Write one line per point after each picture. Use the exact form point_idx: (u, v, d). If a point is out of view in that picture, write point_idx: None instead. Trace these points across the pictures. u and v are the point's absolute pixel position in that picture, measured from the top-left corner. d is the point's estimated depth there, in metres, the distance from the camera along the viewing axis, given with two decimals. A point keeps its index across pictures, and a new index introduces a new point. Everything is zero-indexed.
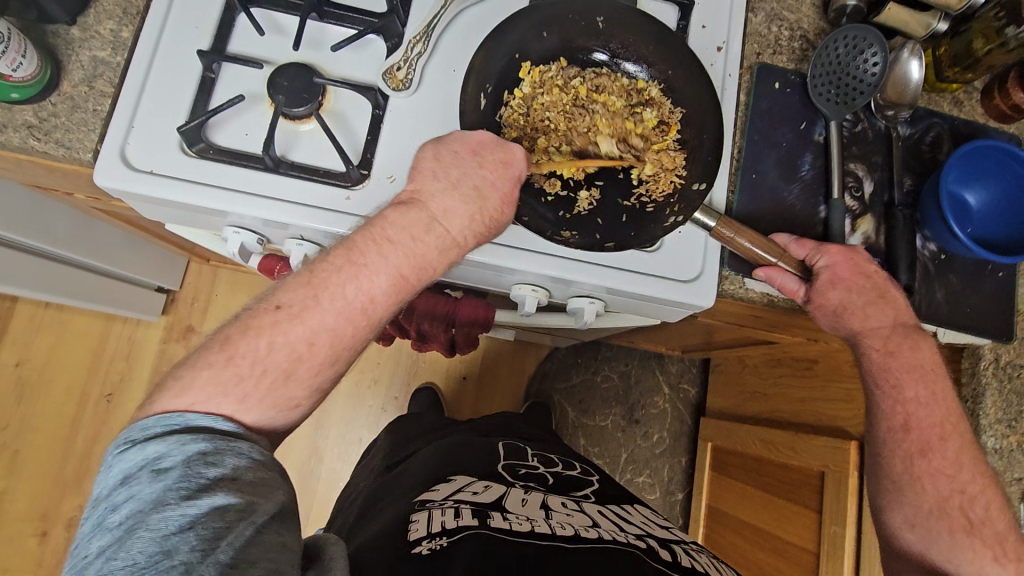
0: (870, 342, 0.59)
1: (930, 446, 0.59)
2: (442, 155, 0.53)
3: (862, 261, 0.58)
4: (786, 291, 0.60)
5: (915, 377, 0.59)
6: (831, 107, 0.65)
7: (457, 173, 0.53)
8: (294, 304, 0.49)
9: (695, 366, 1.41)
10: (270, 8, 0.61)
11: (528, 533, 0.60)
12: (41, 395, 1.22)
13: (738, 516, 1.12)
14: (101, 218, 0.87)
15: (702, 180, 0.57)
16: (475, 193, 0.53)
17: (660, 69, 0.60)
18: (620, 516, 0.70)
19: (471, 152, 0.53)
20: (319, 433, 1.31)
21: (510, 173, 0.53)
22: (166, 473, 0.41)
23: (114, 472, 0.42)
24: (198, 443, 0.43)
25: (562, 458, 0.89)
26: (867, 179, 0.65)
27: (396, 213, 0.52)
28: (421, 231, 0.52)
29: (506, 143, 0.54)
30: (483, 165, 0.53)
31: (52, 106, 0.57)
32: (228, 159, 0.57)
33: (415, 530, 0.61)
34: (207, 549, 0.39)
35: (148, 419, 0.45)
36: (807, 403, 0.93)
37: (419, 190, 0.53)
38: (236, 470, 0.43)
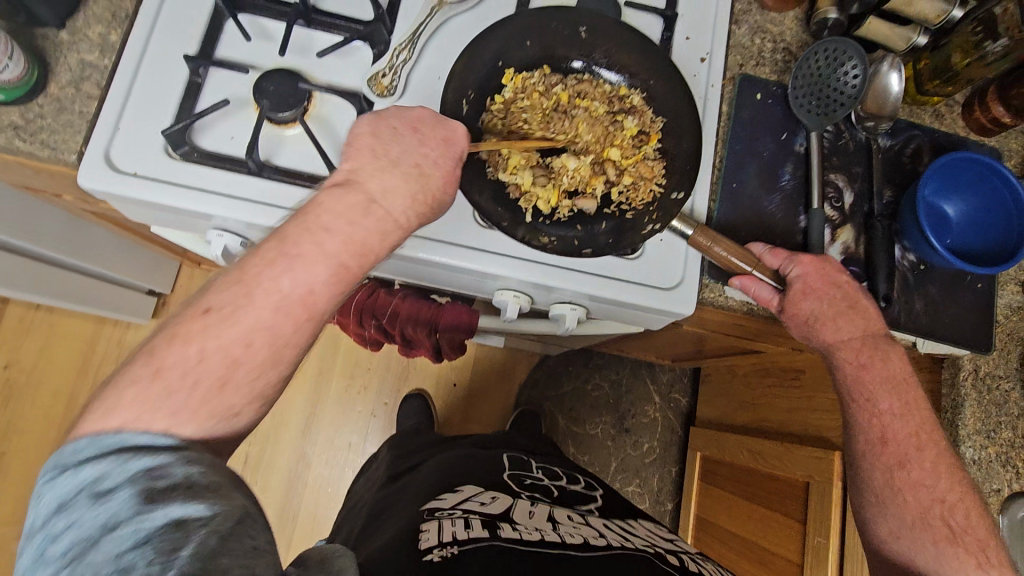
0: (843, 354, 0.60)
1: (909, 458, 0.59)
2: (381, 131, 0.51)
3: (833, 271, 0.59)
4: (760, 300, 0.60)
5: (887, 388, 0.59)
6: (812, 118, 0.65)
7: (397, 151, 0.51)
8: (224, 306, 0.43)
9: (686, 376, 1.41)
10: (258, 14, 0.62)
11: (541, 543, 0.60)
12: (30, 397, 1.22)
13: (723, 527, 1.12)
14: (91, 220, 0.87)
15: (680, 189, 0.59)
16: (417, 170, 0.51)
17: (642, 78, 0.62)
18: (624, 530, 0.71)
19: (411, 129, 0.52)
20: (307, 438, 1.31)
21: (451, 149, 0.52)
22: (108, 496, 0.37)
23: (50, 500, 0.38)
24: (140, 458, 0.39)
25: (566, 472, 0.90)
26: (848, 190, 0.66)
27: (332, 196, 0.48)
28: (358, 214, 0.48)
29: (445, 121, 0.53)
30: (424, 141, 0.52)
31: (39, 107, 0.57)
32: (212, 162, 0.57)
33: (425, 539, 0.60)
34: (167, 563, 0.35)
35: (77, 442, 0.39)
36: (793, 413, 0.93)
37: (355, 171, 0.50)
38: (188, 478, 0.39)
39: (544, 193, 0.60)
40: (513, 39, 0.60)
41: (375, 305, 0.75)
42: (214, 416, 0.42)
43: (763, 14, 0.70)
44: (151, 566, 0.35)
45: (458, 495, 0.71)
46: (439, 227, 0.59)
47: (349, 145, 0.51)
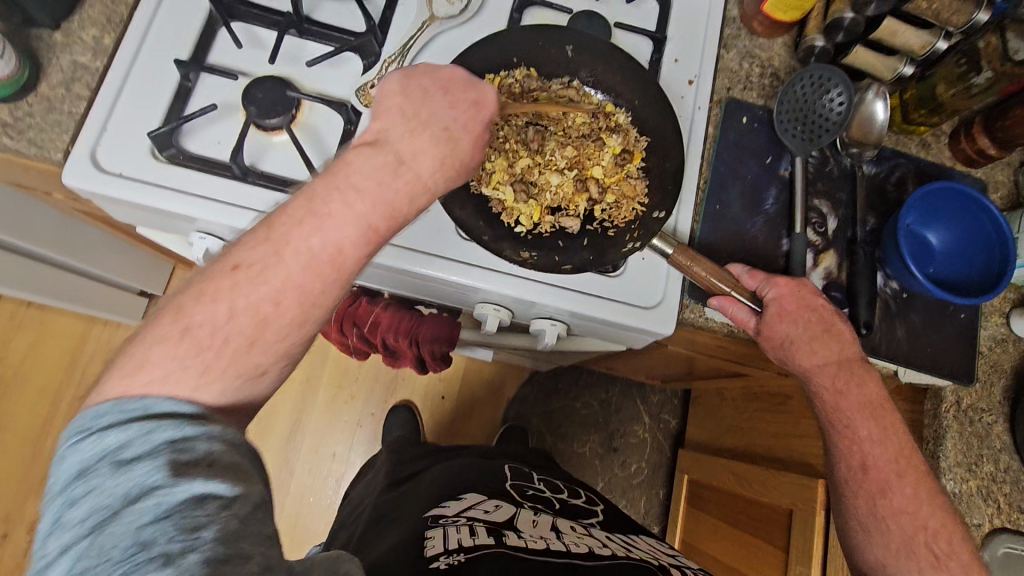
0: (819, 380, 0.59)
1: (889, 485, 0.58)
2: (410, 91, 0.48)
3: (809, 294, 0.58)
4: (737, 320, 0.60)
5: (865, 415, 0.58)
6: (797, 143, 0.66)
7: (427, 114, 0.48)
8: (253, 263, 0.42)
9: (676, 397, 1.40)
10: (250, 22, 0.63)
11: (545, 550, 0.60)
12: (16, 394, 1.21)
13: (707, 552, 1.10)
14: (83, 220, 0.87)
15: (660, 208, 0.59)
16: (446, 134, 0.48)
17: (627, 98, 0.63)
18: (627, 542, 0.70)
19: (441, 90, 0.49)
20: (292, 446, 1.30)
21: (479, 114, 0.49)
22: (131, 466, 0.35)
23: (66, 466, 0.36)
24: (167, 429, 0.37)
25: (568, 485, 0.89)
26: (831, 216, 0.66)
27: (361, 155, 0.45)
28: (387, 175, 0.45)
29: (476, 82, 0.50)
30: (454, 104, 0.49)
31: (28, 106, 0.58)
32: (198, 166, 0.58)
33: (431, 547, 0.60)
34: (190, 541, 0.34)
35: (98, 406, 0.38)
36: (780, 438, 0.92)
37: (384, 130, 0.47)
38: (211, 455, 0.38)
39: (525, 209, 0.61)
40: (500, 55, 0.61)
41: (357, 314, 0.75)
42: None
43: (753, 39, 0.71)
44: (173, 541, 0.34)
45: (462, 504, 0.71)
46: (420, 238, 0.59)
47: (378, 104, 0.48)
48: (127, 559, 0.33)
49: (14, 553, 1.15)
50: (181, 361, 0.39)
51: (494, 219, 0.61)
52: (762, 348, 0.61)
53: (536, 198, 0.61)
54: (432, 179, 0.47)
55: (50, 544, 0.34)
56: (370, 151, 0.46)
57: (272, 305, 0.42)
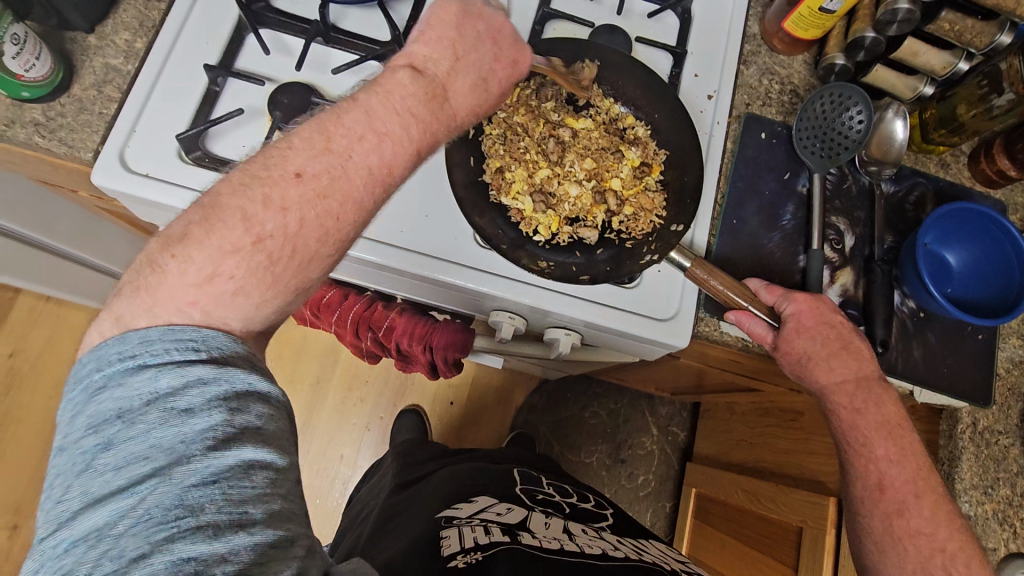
0: (836, 398, 0.59)
1: (906, 505, 0.57)
2: (463, 26, 0.49)
3: (827, 310, 0.58)
4: (754, 335, 0.60)
5: (882, 435, 0.58)
6: (816, 159, 0.66)
7: (470, 55, 0.49)
8: (318, 175, 0.41)
9: (685, 410, 1.39)
10: (277, 29, 0.64)
11: (561, 551, 0.60)
12: (31, 387, 1.23)
13: (715, 566, 1.09)
14: (106, 218, 0.88)
15: (679, 222, 0.58)
16: (481, 81, 0.49)
17: (647, 112, 0.63)
18: (638, 546, 0.69)
19: (491, 39, 0.50)
20: (300, 447, 1.30)
21: (517, 68, 0.52)
22: (186, 418, 0.33)
23: (95, 410, 0.33)
24: (221, 384, 0.35)
25: (577, 490, 0.89)
26: (849, 233, 0.66)
27: (399, 79, 0.45)
28: (432, 105, 0.46)
29: (522, 45, 0.52)
30: (497, 57, 0.50)
31: (61, 106, 0.59)
32: (223, 169, 0.59)
33: (447, 545, 0.59)
34: (236, 514, 0.33)
35: (144, 334, 0.35)
36: (791, 455, 0.92)
37: (422, 56, 0.47)
38: (262, 421, 0.36)
39: (544, 219, 0.62)
40: None
41: (372, 318, 0.75)
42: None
43: (773, 56, 0.72)
44: (220, 512, 0.32)
45: (474, 506, 0.71)
46: (438, 245, 0.60)
47: (427, 25, 0.48)
48: (170, 521, 0.31)
49: (23, 545, 1.16)
50: (228, 301, 0.38)
51: (512, 228, 0.61)
52: (779, 364, 0.61)
53: (554, 209, 0.62)
54: (463, 116, 0.49)
55: (75, 488, 0.32)
56: (412, 76, 0.46)
57: (301, 232, 0.40)
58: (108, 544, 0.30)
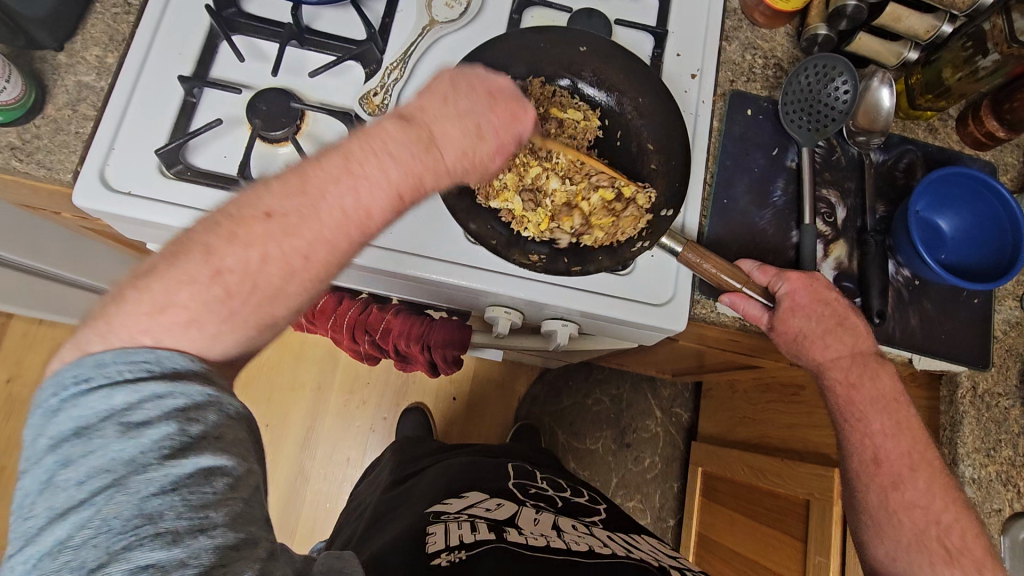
0: (832, 373, 0.59)
1: (902, 479, 0.58)
2: (458, 82, 0.47)
3: (821, 287, 0.58)
4: (750, 317, 0.60)
5: (877, 408, 0.58)
6: (804, 133, 0.65)
7: (465, 106, 0.46)
8: (287, 215, 0.40)
9: (688, 391, 1.40)
10: (251, 34, 0.63)
11: (547, 548, 0.60)
12: (32, 410, 1.22)
13: (725, 544, 1.09)
14: (93, 237, 0.87)
15: (669, 206, 0.59)
16: (475, 130, 0.46)
17: (631, 96, 0.63)
18: (628, 542, 0.70)
19: (488, 93, 0.47)
20: (306, 453, 1.30)
21: (517, 128, 0.48)
22: (140, 430, 0.34)
23: (66, 419, 0.34)
24: (177, 397, 0.36)
25: (570, 484, 0.89)
26: (840, 205, 0.65)
27: (392, 128, 0.43)
28: (419, 153, 0.43)
29: (522, 101, 0.48)
30: (493, 108, 0.47)
31: (36, 128, 0.58)
32: (205, 180, 0.58)
33: (432, 543, 0.60)
34: (196, 519, 0.33)
35: (102, 356, 0.36)
36: (794, 429, 0.92)
37: (422, 110, 0.45)
38: (220, 429, 0.36)
39: (533, 218, 0.61)
40: (501, 59, 0.61)
41: (367, 322, 0.75)
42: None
43: (755, 30, 0.71)
44: (179, 519, 0.32)
45: (464, 502, 0.71)
46: (427, 245, 0.59)
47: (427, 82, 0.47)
48: (129, 530, 0.31)
49: None
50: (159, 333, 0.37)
51: (501, 225, 0.61)
52: (775, 343, 0.61)
53: (543, 205, 0.61)
54: (455, 165, 0.46)
55: (40, 505, 0.32)
56: (402, 125, 0.44)
57: (262, 269, 0.39)
58: (65, 557, 0.30)
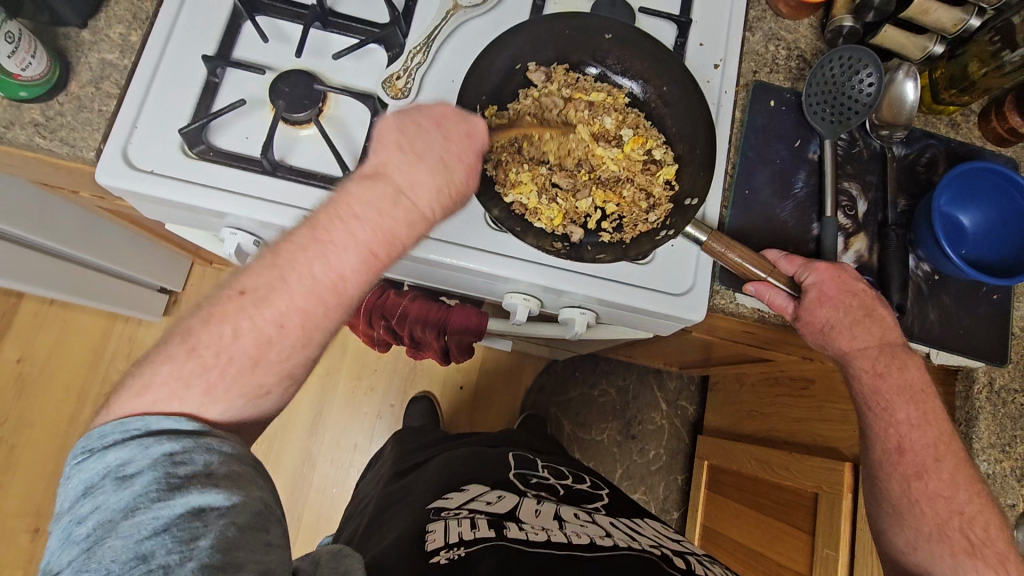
0: (859, 362, 0.59)
1: (926, 468, 0.59)
2: (406, 124, 0.49)
3: (849, 279, 0.58)
4: (774, 306, 0.60)
5: (904, 399, 0.59)
6: (826, 125, 0.65)
7: (423, 146, 0.49)
8: (257, 289, 0.44)
9: (694, 384, 1.40)
10: (274, 16, 0.62)
11: (547, 543, 0.60)
12: (42, 391, 1.23)
13: (730, 536, 1.10)
14: (107, 218, 0.88)
15: (694, 195, 0.59)
16: (442, 165, 0.49)
17: (655, 85, 0.63)
18: (632, 528, 0.70)
19: (435, 123, 0.50)
20: (314, 438, 1.31)
21: (475, 144, 0.51)
22: (132, 480, 0.37)
23: (72, 484, 0.38)
24: (164, 444, 0.39)
25: (574, 471, 0.89)
26: (861, 198, 0.65)
27: (358, 187, 0.47)
28: (386, 207, 0.46)
29: (468, 116, 0.51)
30: (448, 138, 0.50)
31: (59, 105, 0.58)
32: (229, 161, 0.58)
33: (432, 540, 0.60)
34: (186, 551, 0.36)
35: (102, 428, 0.40)
36: (803, 423, 0.93)
37: (382, 164, 0.48)
38: (213, 464, 0.40)
39: (546, 211, 0.60)
40: (527, 44, 0.61)
41: (385, 306, 0.75)
42: (229, 389, 0.42)
43: (778, 21, 0.70)
44: (170, 555, 0.36)
45: (464, 495, 0.72)
46: (447, 229, 0.59)
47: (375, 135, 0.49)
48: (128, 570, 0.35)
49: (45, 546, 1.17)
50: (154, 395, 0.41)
51: (517, 215, 0.60)
52: (800, 334, 0.61)
53: (558, 202, 0.61)
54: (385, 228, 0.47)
55: (60, 557, 0.36)
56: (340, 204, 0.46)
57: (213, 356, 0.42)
58: None
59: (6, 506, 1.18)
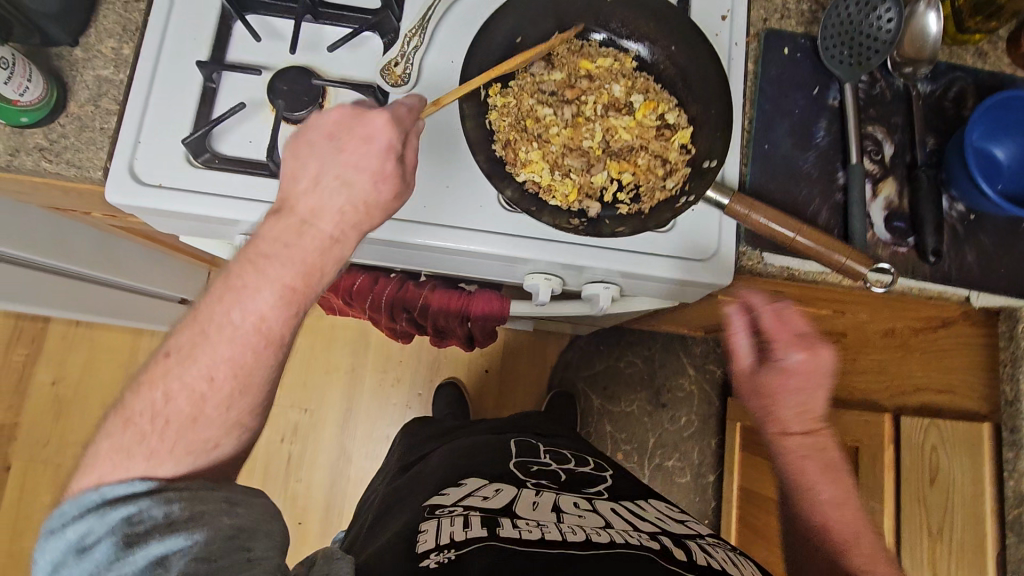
0: (787, 446, 0.61)
1: (855, 542, 0.55)
2: (297, 147, 0.49)
3: (820, 375, 0.59)
4: (735, 350, 0.63)
5: (828, 478, 0.58)
6: (844, 69, 0.62)
7: (318, 167, 0.49)
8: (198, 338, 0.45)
9: (720, 347, 1.38)
10: (264, 13, 0.61)
11: (542, 540, 0.57)
12: (79, 410, 1.26)
13: (768, 495, 1.10)
14: (120, 234, 0.88)
15: (712, 157, 0.56)
16: (341, 181, 0.48)
17: (663, 45, 0.60)
18: (632, 516, 0.67)
19: (329, 136, 0.49)
20: (347, 433, 1.33)
21: (372, 148, 0.48)
22: (91, 551, 0.40)
23: (41, 564, 0.41)
24: (117, 511, 0.41)
25: (575, 454, 0.88)
26: (887, 141, 0.62)
27: (267, 225, 0.48)
28: (292, 239, 0.48)
29: (361, 116, 0.49)
30: (343, 148, 0.49)
31: (61, 127, 0.58)
32: (235, 168, 0.57)
33: (423, 541, 0.58)
34: None
35: (60, 508, 0.42)
36: (838, 377, 0.92)
37: (287, 194, 0.49)
38: (167, 516, 0.42)
39: (561, 187, 0.58)
40: (527, 15, 0.58)
41: (405, 298, 0.74)
42: (192, 442, 0.45)
43: None
44: None
45: (461, 491, 0.69)
46: (464, 215, 0.58)
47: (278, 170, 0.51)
48: None
49: None
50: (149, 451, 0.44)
51: (530, 194, 0.58)
52: (738, 386, 0.64)
53: (572, 176, 0.59)
54: None
55: None
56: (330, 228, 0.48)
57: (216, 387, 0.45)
58: None
59: None
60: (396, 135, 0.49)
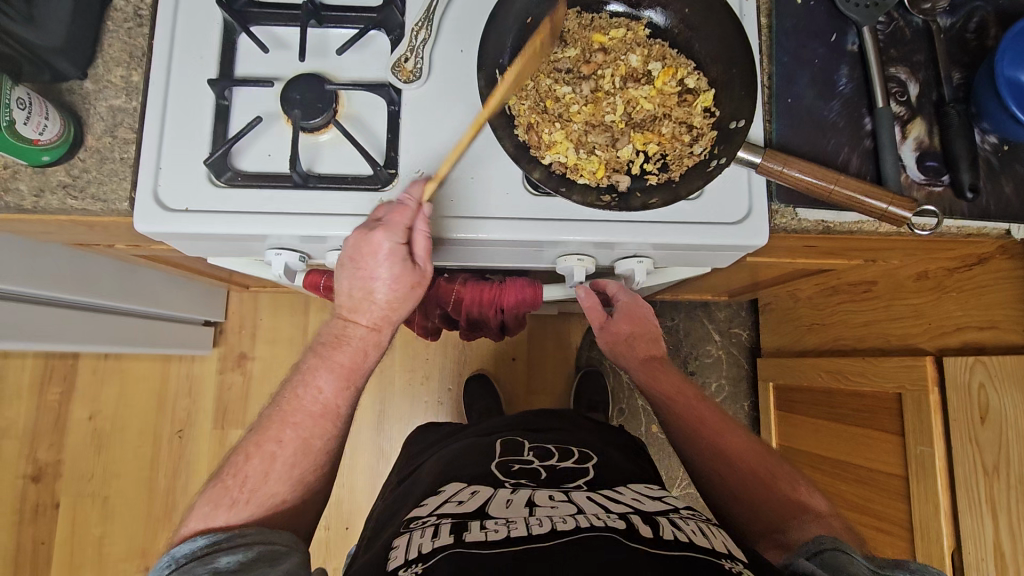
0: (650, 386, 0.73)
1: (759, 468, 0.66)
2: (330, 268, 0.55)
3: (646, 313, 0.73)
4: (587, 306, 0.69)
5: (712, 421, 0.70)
6: (861, 12, 0.61)
7: (346, 285, 0.54)
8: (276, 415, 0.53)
9: (744, 309, 1.38)
10: (269, 23, 0.60)
11: (509, 540, 0.54)
12: (118, 441, 1.28)
13: (808, 451, 1.10)
14: (142, 263, 0.88)
15: (738, 117, 0.55)
16: (366, 291, 0.54)
17: (676, 9, 0.59)
18: (607, 500, 0.64)
19: (347, 257, 0.53)
20: (382, 435, 1.34)
21: (382, 258, 0.52)
22: None
23: None
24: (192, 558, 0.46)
25: (563, 447, 0.84)
26: (912, 81, 0.61)
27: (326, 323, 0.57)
28: (342, 341, 0.55)
29: (366, 233, 0.51)
30: (359, 266, 0.53)
31: (81, 162, 0.57)
32: (258, 183, 0.57)
33: (393, 558, 0.55)
34: None
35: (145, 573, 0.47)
36: (873, 326, 0.91)
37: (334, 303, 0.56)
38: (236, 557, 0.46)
39: (587, 165, 0.57)
40: None
41: (439, 294, 0.74)
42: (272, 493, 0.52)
43: None
44: None
45: (438, 499, 0.66)
46: (493, 203, 0.58)
47: None
48: None
49: None
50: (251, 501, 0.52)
51: (557, 177, 0.57)
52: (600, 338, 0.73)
53: (597, 154, 0.58)
54: None
55: None
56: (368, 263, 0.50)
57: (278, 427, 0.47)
58: None
59: (112, 555, 1.24)
60: (397, 237, 0.52)
